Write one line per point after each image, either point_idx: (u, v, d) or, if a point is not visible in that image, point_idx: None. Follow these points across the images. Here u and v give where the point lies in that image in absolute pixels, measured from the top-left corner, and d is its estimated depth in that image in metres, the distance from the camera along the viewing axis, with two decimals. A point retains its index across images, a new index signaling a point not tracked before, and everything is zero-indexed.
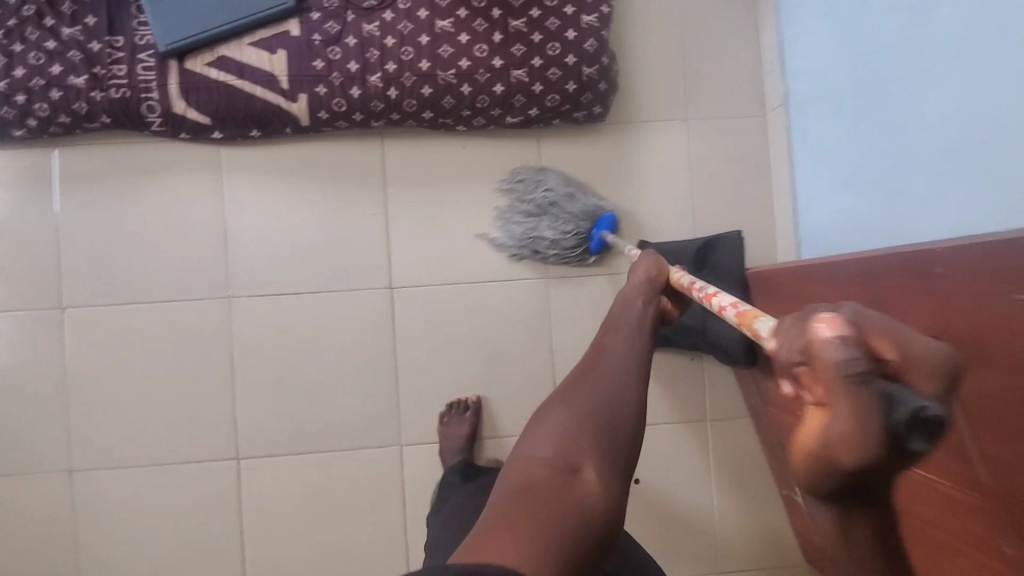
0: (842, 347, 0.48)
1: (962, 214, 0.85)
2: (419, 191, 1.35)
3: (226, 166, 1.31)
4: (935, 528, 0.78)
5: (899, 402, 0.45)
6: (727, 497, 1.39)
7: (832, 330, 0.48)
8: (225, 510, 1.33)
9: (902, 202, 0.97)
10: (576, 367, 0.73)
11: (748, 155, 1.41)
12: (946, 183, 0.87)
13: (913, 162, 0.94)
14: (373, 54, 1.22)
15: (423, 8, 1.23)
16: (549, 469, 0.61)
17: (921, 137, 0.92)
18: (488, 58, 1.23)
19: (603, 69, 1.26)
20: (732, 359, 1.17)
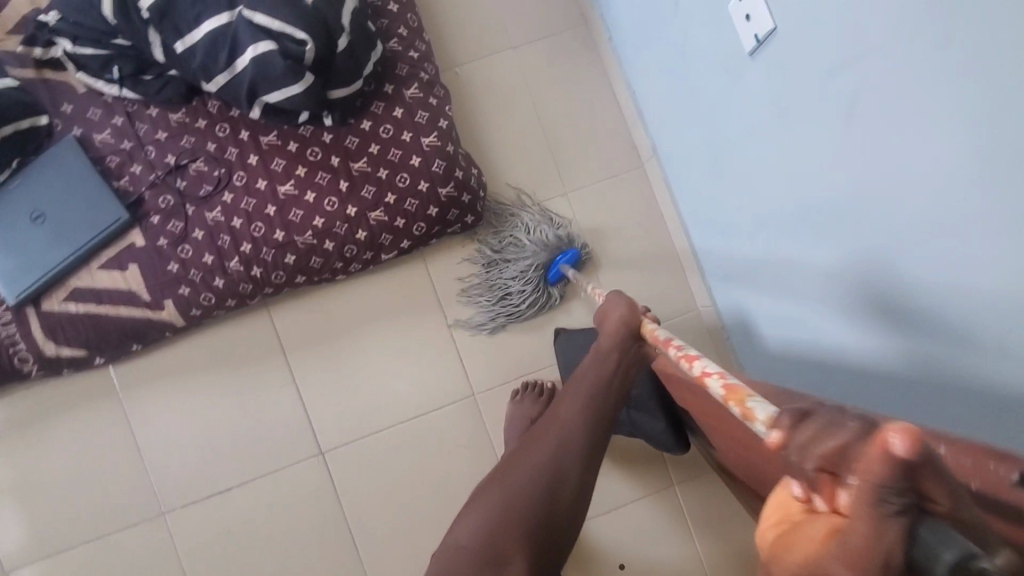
0: (892, 468, 0.37)
1: (857, 264, 0.86)
2: (321, 348, 1.31)
3: (122, 384, 1.28)
4: None
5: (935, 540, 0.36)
6: (712, 551, 1.37)
7: (901, 444, 0.37)
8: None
9: (796, 252, 0.99)
10: (543, 424, 0.77)
11: (636, 209, 1.36)
12: (864, 243, 0.83)
13: (797, 214, 0.96)
14: (225, 240, 1.18)
15: (260, 178, 1.18)
16: (476, 559, 0.66)
17: (797, 192, 0.94)
18: (341, 209, 1.19)
19: (460, 182, 1.22)
20: (665, 447, 1.15)
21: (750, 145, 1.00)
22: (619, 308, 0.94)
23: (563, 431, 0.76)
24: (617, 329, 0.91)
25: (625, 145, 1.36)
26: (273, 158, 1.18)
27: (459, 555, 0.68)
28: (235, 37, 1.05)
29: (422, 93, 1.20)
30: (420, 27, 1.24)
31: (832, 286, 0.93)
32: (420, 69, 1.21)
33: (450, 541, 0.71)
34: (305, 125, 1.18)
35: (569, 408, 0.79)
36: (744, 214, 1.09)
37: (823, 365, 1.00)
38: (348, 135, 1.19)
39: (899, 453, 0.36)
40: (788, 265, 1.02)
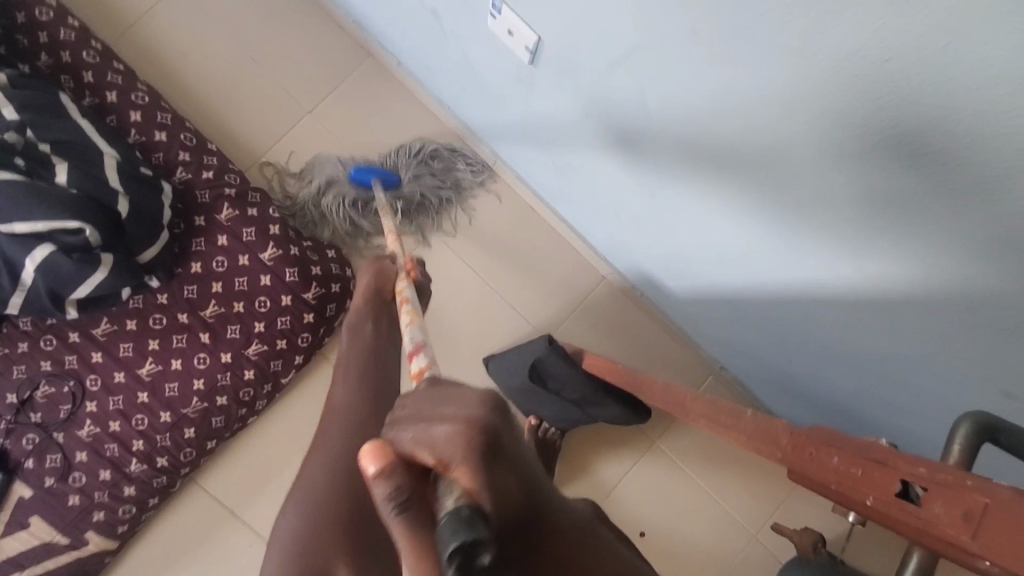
0: (396, 474, 0.30)
1: (712, 207, 0.81)
2: (269, 494, 1.21)
3: None
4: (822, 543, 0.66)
5: (447, 529, 0.28)
6: (738, 492, 1.31)
7: (371, 461, 0.30)
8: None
9: (651, 209, 0.95)
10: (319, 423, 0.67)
11: (507, 211, 1.28)
12: (710, 189, 0.79)
13: (630, 181, 0.93)
14: (113, 448, 1.08)
15: (116, 371, 1.08)
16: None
17: (622, 167, 0.91)
18: (214, 361, 1.10)
19: (322, 275, 1.14)
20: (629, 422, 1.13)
21: (563, 136, 0.97)
22: (365, 282, 0.82)
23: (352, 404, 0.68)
24: (363, 301, 0.80)
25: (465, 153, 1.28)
26: (119, 345, 1.08)
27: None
28: (6, 255, 0.94)
29: (236, 209, 1.11)
30: (199, 141, 1.12)
31: (703, 237, 0.89)
32: (222, 185, 1.11)
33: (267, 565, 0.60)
34: (133, 298, 1.08)
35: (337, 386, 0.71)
36: (602, 194, 1.04)
37: (741, 308, 0.97)
38: (183, 286, 1.09)
39: (373, 475, 0.30)
40: (656, 224, 0.98)
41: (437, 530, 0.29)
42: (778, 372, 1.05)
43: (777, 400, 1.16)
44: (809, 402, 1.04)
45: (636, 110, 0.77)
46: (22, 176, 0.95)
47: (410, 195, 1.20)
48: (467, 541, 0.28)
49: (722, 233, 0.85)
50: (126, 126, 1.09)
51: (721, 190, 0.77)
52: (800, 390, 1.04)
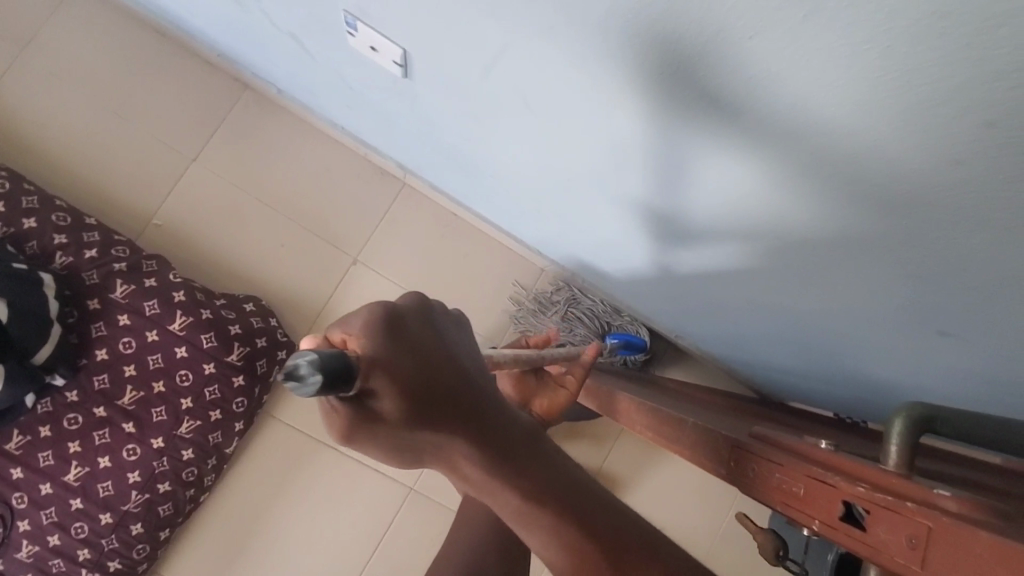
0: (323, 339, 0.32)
1: (624, 192, 0.78)
2: (239, 568, 1.14)
3: None
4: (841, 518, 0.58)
5: (298, 355, 0.29)
6: None
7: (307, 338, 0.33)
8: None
9: (566, 200, 0.91)
10: None
11: (428, 224, 1.23)
12: (616, 177, 0.75)
13: (537, 176, 0.88)
14: (58, 563, 1.00)
15: (40, 484, 0.99)
16: None
17: (526, 165, 0.86)
18: (146, 448, 1.02)
19: (243, 334, 1.06)
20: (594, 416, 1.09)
21: (460, 142, 0.91)
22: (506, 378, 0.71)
23: None
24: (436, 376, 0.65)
25: (372, 171, 1.21)
26: (35, 456, 0.99)
27: None
28: None
29: (132, 283, 1.02)
30: (75, 218, 1.02)
31: (623, 221, 0.86)
32: (111, 261, 1.02)
33: None
34: (39, 402, 0.98)
35: None
36: (517, 193, 0.99)
37: (676, 282, 0.94)
38: (93, 377, 1.00)
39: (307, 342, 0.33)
40: (575, 214, 0.94)
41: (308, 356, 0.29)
42: (726, 335, 1.04)
43: (733, 360, 1.15)
44: (764, 361, 1.03)
45: (523, 108, 0.72)
46: None
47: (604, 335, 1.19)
48: (325, 358, 0.28)
49: (638, 215, 0.81)
50: None
51: (625, 176, 0.74)
52: (750, 349, 1.03)
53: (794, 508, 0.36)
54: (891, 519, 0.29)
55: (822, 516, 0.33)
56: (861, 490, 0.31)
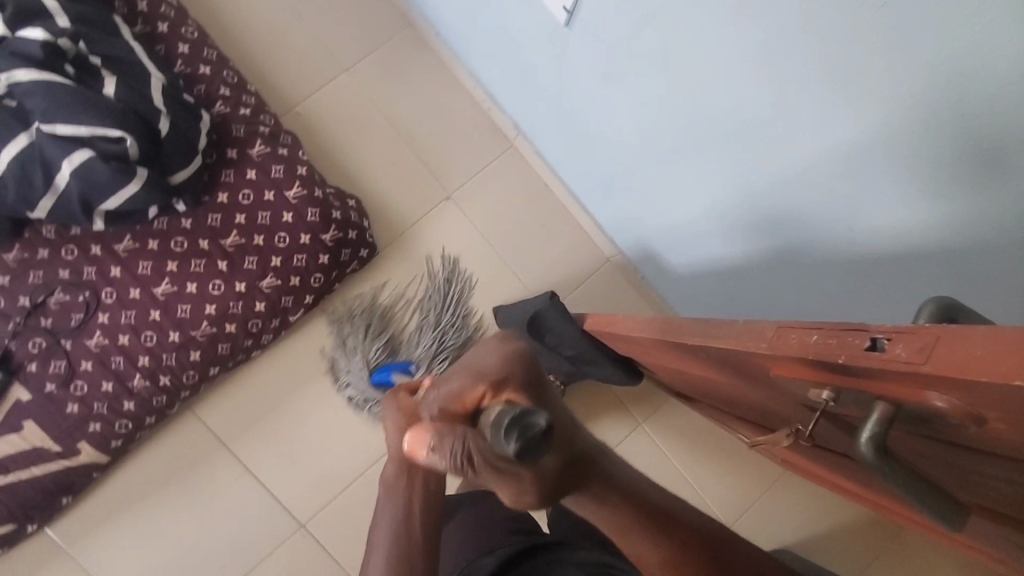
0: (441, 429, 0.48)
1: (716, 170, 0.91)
2: (262, 428, 1.26)
3: (66, 543, 1.19)
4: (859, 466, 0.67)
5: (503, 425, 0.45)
6: (697, 468, 1.43)
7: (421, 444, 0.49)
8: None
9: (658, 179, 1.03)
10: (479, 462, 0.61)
11: (522, 186, 1.37)
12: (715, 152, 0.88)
13: (637, 148, 1.02)
14: (119, 362, 1.11)
15: (132, 287, 1.12)
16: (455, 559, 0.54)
17: (631, 137, 1.01)
18: (229, 289, 1.14)
19: (341, 221, 1.19)
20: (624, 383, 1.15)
21: (586, 105, 1.04)
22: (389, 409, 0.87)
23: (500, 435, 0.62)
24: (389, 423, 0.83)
25: (488, 125, 1.36)
26: (137, 262, 1.12)
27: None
28: (44, 157, 0.98)
29: (268, 147, 1.17)
30: (240, 81, 1.19)
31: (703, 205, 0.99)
32: (257, 123, 1.17)
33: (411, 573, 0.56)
34: (158, 218, 1.12)
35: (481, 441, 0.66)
36: (616, 168, 1.11)
37: (730, 280, 1.06)
38: (208, 214, 1.14)
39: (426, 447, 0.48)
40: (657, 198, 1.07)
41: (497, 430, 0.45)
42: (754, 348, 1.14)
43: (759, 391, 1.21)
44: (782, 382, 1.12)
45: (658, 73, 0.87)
46: (70, 81, 1.00)
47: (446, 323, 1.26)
48: (528, 424, 0.45)
49: (720, 198, 0.94)
50: (172, 56, 1.15)
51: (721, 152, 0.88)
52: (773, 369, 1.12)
53: (825, 360, 0.45)
54: (907, 340, 0.38)
55: (848, 353, 0.42)
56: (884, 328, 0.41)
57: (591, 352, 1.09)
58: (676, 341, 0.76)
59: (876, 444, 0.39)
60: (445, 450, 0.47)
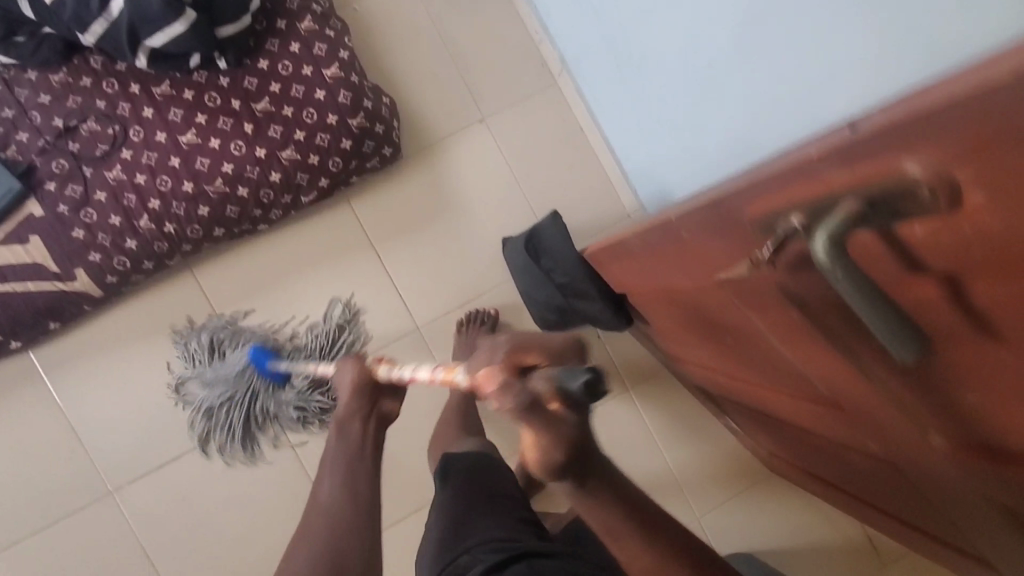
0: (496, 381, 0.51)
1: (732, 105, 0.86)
2: (255, 302, 1.27)
3: (44, 368, 1.22)
4: (840, 379, 0.61)
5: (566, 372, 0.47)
6: (676, 448, 1.39)
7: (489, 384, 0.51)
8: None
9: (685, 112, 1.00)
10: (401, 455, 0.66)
11: (557, 124, 1.37)
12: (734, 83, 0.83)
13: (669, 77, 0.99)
14: (131, 199, 1.13)
15: (160, 131, 1.14)
16: None
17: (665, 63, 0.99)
18: (249, 152, 1.15)
19: (371, 112, 1.19)
20: (610, 327, 1.11)
21: (632, 31, 1.04)
22: (347, 378, 0.88)
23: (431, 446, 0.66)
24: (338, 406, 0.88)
25: (537, 57, 1.36)
26: (170, 108, 1.14)
27: None
28: None
29: (316, 25, 1.18)
30: None
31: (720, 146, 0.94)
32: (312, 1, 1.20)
33: None
34: (198, 70, 1.14)
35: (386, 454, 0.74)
36: (652, 104, 1.11)
37: None
38: (246, 76, 1.16)
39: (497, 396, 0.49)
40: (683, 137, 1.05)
41: (561, 384, 0.46)
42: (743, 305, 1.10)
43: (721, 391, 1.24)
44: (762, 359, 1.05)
45: None
46: None
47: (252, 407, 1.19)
48: (584, 377, 0.46)
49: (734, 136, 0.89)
50: None
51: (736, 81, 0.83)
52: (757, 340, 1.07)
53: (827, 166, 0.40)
54: (880, 117, 0.35)
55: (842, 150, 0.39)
56: (863, 116, 0.39)
57: (584, 283, 1.06)
58: (669, 230, 0.73)
59: (833, 247, 0.36)
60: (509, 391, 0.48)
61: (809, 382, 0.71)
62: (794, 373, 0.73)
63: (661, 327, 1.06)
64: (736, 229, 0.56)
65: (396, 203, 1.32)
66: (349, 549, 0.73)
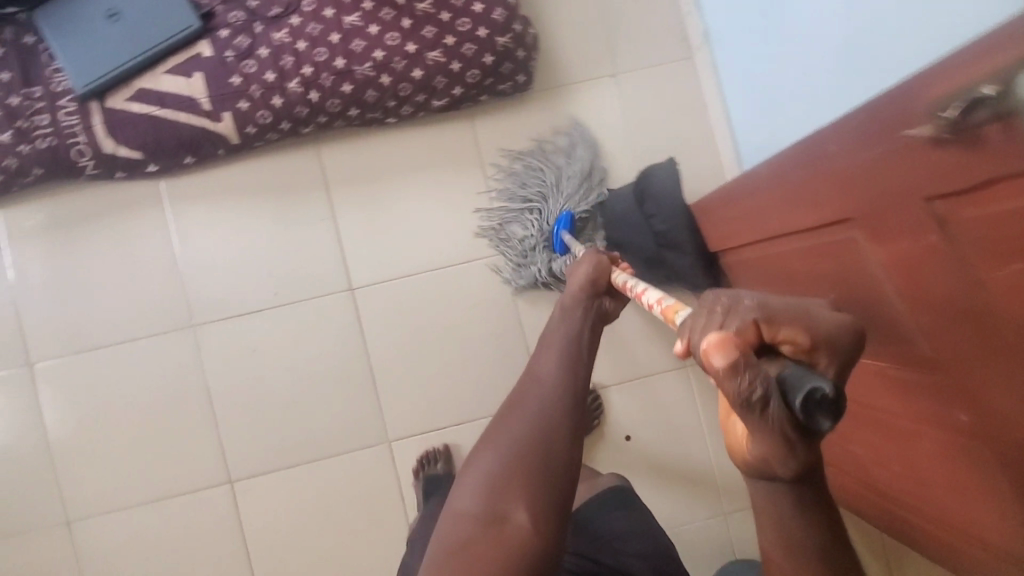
0: (729, 353, 0.44)
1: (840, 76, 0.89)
2: (365, 190, 1.35)
3: (168, 198, 1.32)
4: (962, 327, 0.58)
5: (804, 375, 0.42)
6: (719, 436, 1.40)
7: (721, 353, 0.44)
8: (234, 552, 1.33)
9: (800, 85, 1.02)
10: (518, 385, 0.73)
11: (682, 97, 1.41)
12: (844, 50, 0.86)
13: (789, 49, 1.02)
14: (288, 61, 1.23)
15: (329, 7, 1.24)
16: (488, 501, 0.63)
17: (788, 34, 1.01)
18: (401, 45, 1.23)
19: (517, 36, 1.26)
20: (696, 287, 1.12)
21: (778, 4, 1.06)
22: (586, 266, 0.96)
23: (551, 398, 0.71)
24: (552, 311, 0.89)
25: (679, 29, 1.41)
26: None
27: (466, 520, 0.63)
28: None
29: None
30: None
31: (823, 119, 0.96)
32: None
33: (450, 507, 0.66)
34: None
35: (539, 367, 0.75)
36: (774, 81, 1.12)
37: None
38: None
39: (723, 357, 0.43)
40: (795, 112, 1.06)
41: (795, 385, 0.42)
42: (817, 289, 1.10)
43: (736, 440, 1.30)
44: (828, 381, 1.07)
45: None
46: None
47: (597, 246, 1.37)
48: (829, 384, 0.41)
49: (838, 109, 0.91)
50: None
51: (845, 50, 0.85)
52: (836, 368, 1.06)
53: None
54: None
55: None
56: None
57: (684, 237, 1.08)
58: (815, 155, 0.73)
59: None
60: (746, 373, 0.42)
61: (909, 348, 0.68)
62: (904, 327, 0.67)
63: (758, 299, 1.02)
64: (914, 127, 0.57)
65: (515, 132, 1.37)
66: (556, 436, 0.67)
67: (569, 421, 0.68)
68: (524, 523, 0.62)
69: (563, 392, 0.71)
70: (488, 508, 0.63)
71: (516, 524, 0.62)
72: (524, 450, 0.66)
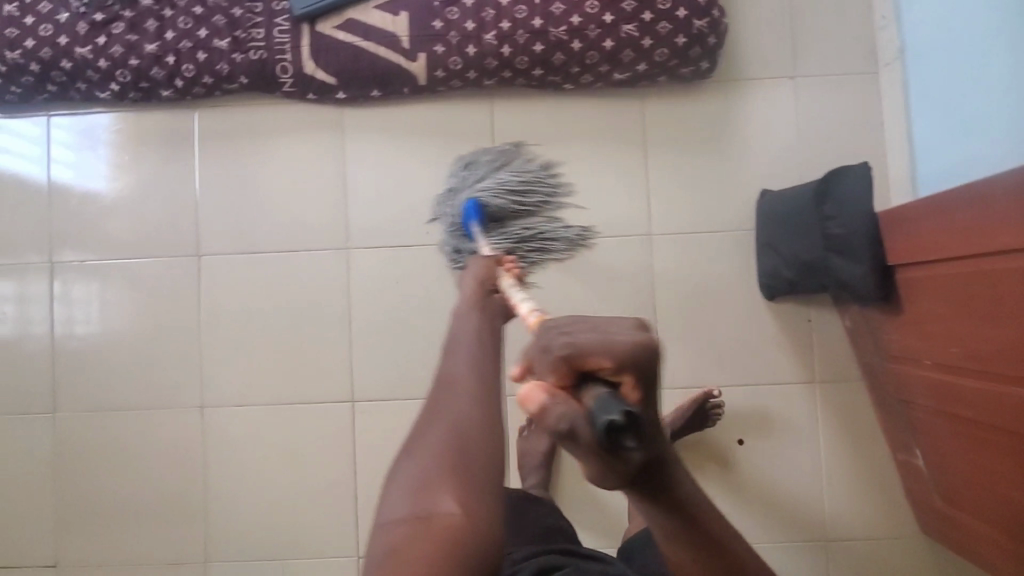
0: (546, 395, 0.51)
1: None
2: (528, 149, 1.39)
3: (346, 125, 1.40)
4: None
5: (599, 405, 0.48)
6: (835, 462, 1.34)
7: (536, 397, 0.51)
8: (346, 464, 1.42)
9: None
10: (432, 395, 0.71)
11: (859, 112, 1.38)
12: None
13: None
14: (489, 14, 1.29)
15: None
16: (413, 501, 0.61)
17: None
18: (599, 15, 1.27)
19: (713, 22, 1.27)
20: (862, 298, 1.11)
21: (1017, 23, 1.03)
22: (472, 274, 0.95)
23: (479, 405, 0.69)
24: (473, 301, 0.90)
25: (869, 42, 1.38)
26: None
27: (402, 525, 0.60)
28: None
29: None
30: None
31: None
32: None
33: (379, 518, 0.63)
34: None
35: (454, 369, 0.75)
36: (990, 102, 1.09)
37: None
38: None
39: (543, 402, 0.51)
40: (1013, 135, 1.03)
41: (593, 414, 0.48)
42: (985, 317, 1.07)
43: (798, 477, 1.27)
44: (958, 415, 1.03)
45: None
46: None
47: (535, 228, 1.13)
48: (619, 411, 0.47)
49: None
50: None
51: None
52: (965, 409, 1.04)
53: None
54: None
55: None
56: None
57: (858, 244, 1.06)
58: None
59: None
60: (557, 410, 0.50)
61: None
62: None
63: (932, 321, 1.00)
64: None
65: (683, 118, 1.39)
66: (480, 440, 0.66)
67: (475, 413, 0.68)
68: (454, 514, 0.60)
69: (485, 398, 0.70)
70: (415, 509, 0.60)
71: (444, 515, 0.60)
72: (451, 451, 0.64)
